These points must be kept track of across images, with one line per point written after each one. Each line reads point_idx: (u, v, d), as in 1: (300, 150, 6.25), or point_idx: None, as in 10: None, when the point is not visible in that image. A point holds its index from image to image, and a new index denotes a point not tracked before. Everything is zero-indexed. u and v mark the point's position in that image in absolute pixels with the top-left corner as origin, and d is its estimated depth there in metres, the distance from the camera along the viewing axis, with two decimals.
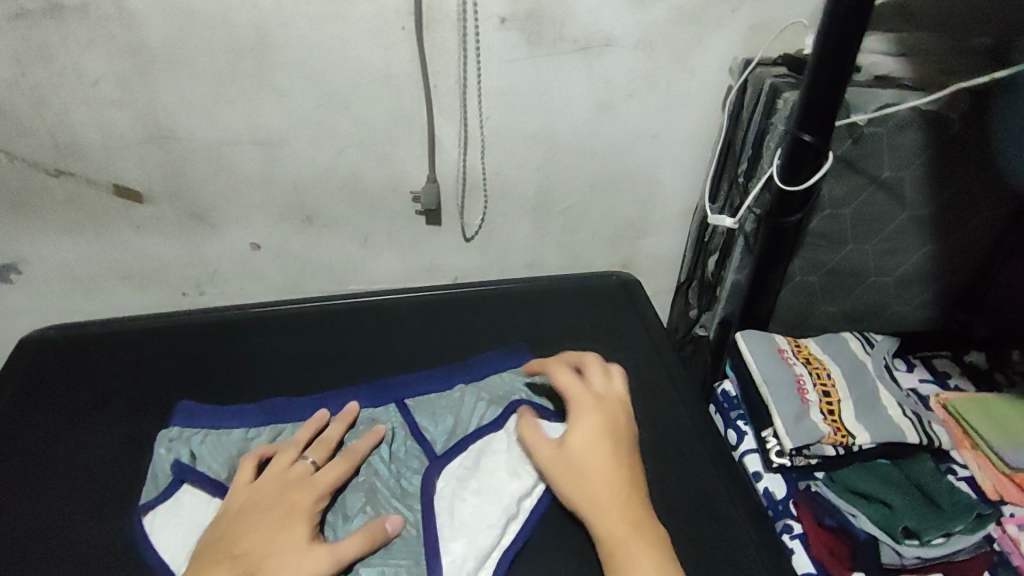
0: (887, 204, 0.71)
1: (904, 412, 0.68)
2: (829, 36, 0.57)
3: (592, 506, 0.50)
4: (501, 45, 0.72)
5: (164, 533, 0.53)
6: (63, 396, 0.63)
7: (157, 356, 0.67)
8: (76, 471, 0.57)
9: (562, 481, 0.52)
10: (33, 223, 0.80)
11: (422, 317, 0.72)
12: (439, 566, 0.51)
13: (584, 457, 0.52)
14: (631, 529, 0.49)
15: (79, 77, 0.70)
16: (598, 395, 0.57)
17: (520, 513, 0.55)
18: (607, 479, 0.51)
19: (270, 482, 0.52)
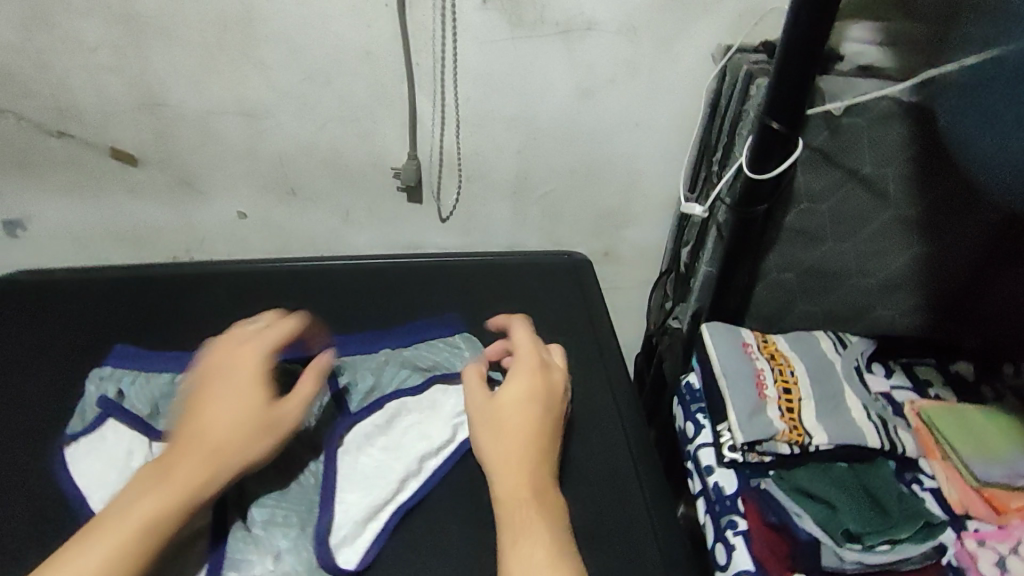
0: (869, 203, 0.69)
1: (868, 415, 0.65)
2: (799, 20, 0.56)
3: (500, 465, 0.52)
4: (481, 25, 0.73)
5: (83, 463, 0.55)
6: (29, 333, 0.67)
7: (122, 304, 0.70)
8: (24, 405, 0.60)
9: (482, 440, 0.54)
10: (34, 181, 0.84)
11: (378, 288, 0.73)
12: (329, 513, 0.52)
13: (510, 414, 0.54)
14: (531, 495, 0.49)
15: (77, 42, 0.74)
16: (541, 362, 0.59)
17: (422, 471, 0.56)
18: (524, 441, 0.52)
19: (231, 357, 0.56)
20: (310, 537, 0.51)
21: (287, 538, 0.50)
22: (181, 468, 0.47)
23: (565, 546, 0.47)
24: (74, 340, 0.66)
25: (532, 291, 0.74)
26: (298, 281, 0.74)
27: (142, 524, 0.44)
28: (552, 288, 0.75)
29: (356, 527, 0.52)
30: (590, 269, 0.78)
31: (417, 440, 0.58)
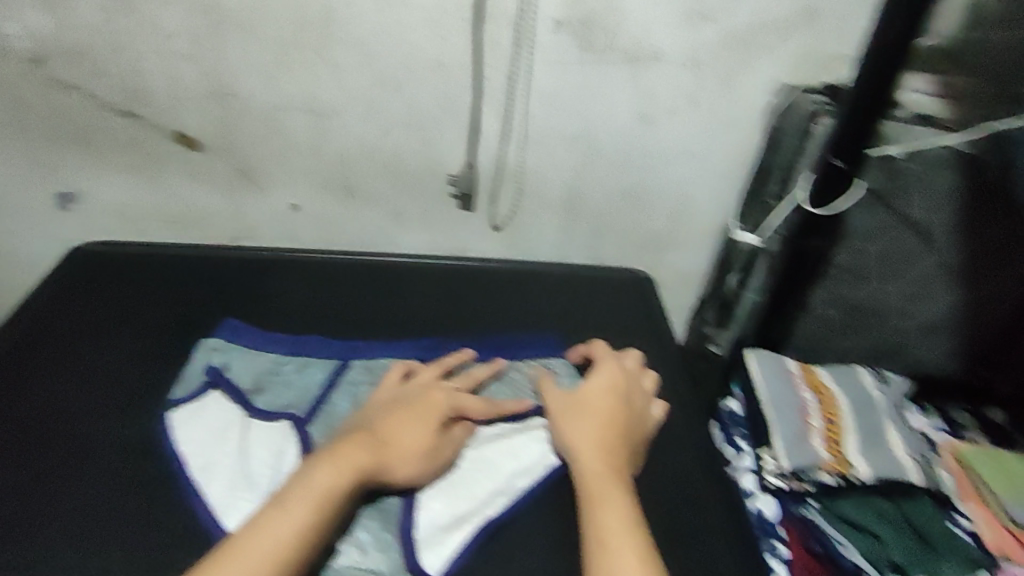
0: (916, 246, 0.71)
1: (908, 452, 0.67)
2: (872, 68, 0.59)
3: (578, 444, 0.54)
4: (553, 47, 0.75)
5: (184, 428, 0.58)
6: (114, 311, 0.70)
7: (205, 292, 0.73)
8: (106, 379, 0.62)
9: (561, 424, 0.56)
10: (94, 159, 0.85)
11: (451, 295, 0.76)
12: (416, 519, 0.53)
13: (588, 404, 0.57)
14: (608, 471, 0.51)
15: (158, 29, 0.75)
16: (623, 366, 0.62)
17: (512, 489, 0.57)
18: (595, 427, 0.55)
19: (413, 385, 0.59)
20: (394, 533, 0.52)
21: (369, 531, 0.52)
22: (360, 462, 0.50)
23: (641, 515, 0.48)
24: (154, 322, 0.69)
25: (596, 305, 0.77)
26: (369, 281, 0.77)
27: (318, 502, 0.46)
28: (615, 304, 0.77)
29: (444, 531, 0.53)
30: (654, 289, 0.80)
31: (506, 454, 0.59)
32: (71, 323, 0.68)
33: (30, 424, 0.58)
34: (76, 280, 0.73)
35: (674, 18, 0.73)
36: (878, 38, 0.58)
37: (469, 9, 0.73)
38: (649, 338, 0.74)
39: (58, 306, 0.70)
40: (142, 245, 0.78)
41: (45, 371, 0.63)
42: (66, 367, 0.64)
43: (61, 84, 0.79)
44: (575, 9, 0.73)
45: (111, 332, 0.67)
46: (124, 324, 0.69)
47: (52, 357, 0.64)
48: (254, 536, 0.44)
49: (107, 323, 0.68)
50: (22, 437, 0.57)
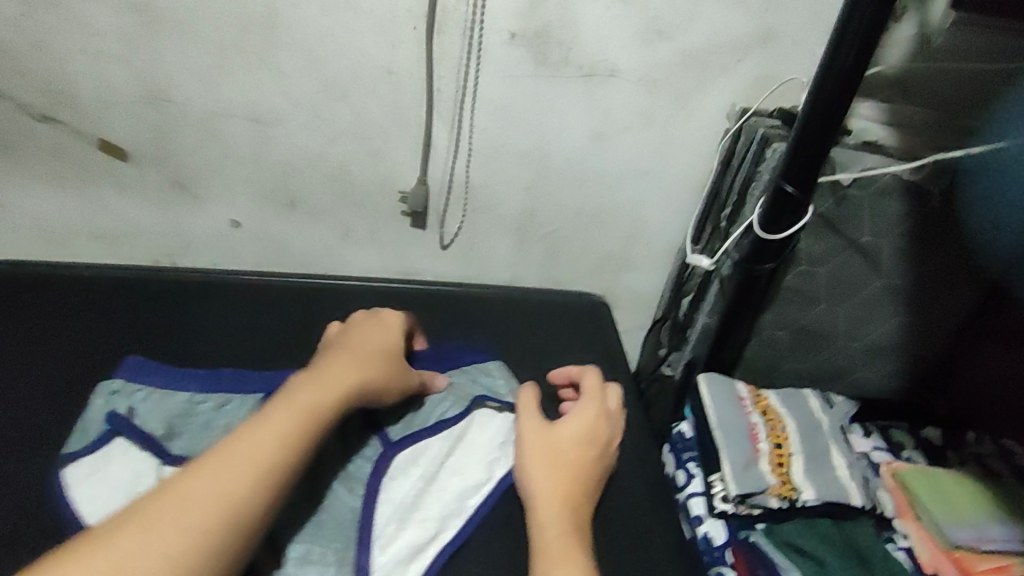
0: (863, 270, 0.72)
1: (851, 475, 0.69)
2: (822, 93, 0.59)
3: (542, 499, 0.52)
4: (506, 60, 0.73)
5: (86, 487, 0.51)
6: (42, 338, 0.66)
7: (138, 318, 0.69)
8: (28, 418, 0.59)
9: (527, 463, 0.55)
10: (13, 165, 0.79)
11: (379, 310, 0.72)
12: (370, 556, 0.50)
13: (559, 454, 0.55)
14: (567, 538, 0.49)
15: (82, 27, 0.70)
16: (604, 407, 0.59)
17: (464, 510, 0.56)
18: (561, 484, 0.53)
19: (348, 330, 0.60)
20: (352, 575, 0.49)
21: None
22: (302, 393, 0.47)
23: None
24: (81, 356, 0.64)
25: (550, 329, 0.76)
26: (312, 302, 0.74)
27: (275, 439, 0.44)
28: (570, 328, 0.77)
29: (400, 566, 0.51)
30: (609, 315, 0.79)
31: (452, 475, 0.57)
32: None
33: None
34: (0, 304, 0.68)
35: (631, 34, 0.72)
36: (830, 60, 0.58)
37: (421, 18, 0.70)
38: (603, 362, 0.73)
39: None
40: (82, 267, 0.74)
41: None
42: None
43: None
44: (529, 22, 0.71)
45: (34, 364, 0.63)
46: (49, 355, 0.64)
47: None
48: (201, 474, 0.41)
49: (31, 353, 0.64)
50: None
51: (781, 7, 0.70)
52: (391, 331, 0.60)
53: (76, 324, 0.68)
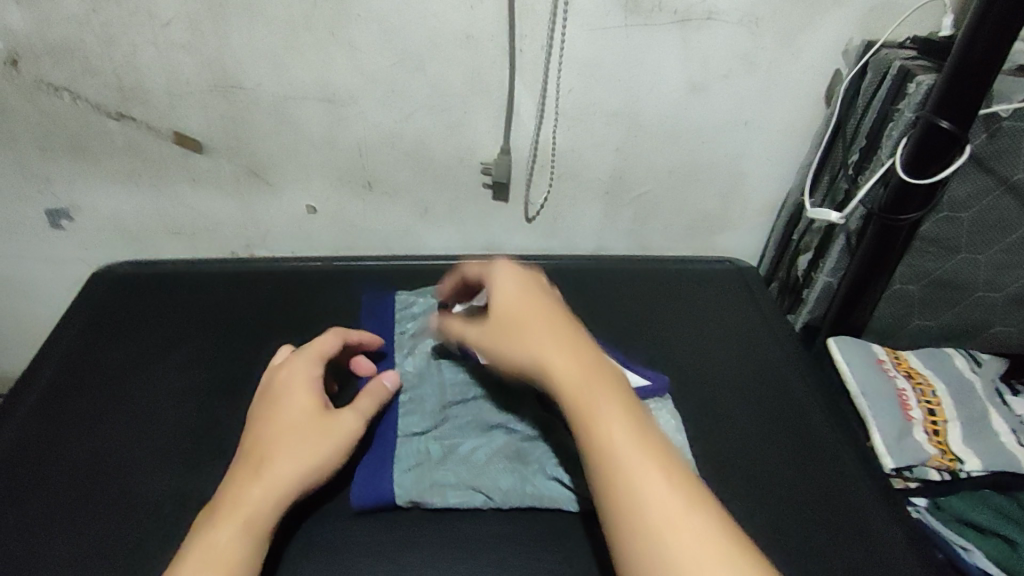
0: (1014, 212, 0.64)
1: (1018, 440, 0.61)
2: (985, 25, 0.51)
3: (568, 390, 0.43)
4: (595, 10, 0.67)
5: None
6: (131, 355, 0.59)
7: (230, 326, 0.62)
8: (133, 437, 0.52)
9: (524, 358, 0.46)
10: (89, 167, 0.77)
11: (420, 310, 0.61)
12: None
13: (521, 318, 0.48)
14: (598, 388, 0.43)
15: (150, 16, 0.66)
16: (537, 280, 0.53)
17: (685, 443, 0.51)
18: (549, 336, 0.46)
19: (302, 439, 0.45)
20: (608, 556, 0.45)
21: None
22: (287, 466, 0.44)
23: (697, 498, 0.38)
24: (167, 353, 0.60)
25: (680, 299, 0.66)
26: (377, 293, 0.66)
27: (247, 515, 0.42)
28: (708, 295, 0.67)
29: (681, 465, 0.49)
30: (752, 275, 0.70)
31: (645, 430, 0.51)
32: (77, 355, 0.59)
33: (55, 484, 0.49)
34: (89, 316, 0.63)
35: None
36: None
37: None
38: (744, 335, 0.63)
39: (65, 349, 0.60)
40: (164, 262, 0.70)
41: (57, 434, 0.53)
42: (82, 427, 0.53)
43: (45, 86, 0.70)
44: None
45: (119, 362, 0.59)
46: (133, 353, 0.60)
47: (71, 405, 0.55)
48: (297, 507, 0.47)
49: (116, 352, 0.60)
50: (43, 509, 0.47)
51: None
52: (328, 431, 0.46)
53: (167, 322, 0.63)
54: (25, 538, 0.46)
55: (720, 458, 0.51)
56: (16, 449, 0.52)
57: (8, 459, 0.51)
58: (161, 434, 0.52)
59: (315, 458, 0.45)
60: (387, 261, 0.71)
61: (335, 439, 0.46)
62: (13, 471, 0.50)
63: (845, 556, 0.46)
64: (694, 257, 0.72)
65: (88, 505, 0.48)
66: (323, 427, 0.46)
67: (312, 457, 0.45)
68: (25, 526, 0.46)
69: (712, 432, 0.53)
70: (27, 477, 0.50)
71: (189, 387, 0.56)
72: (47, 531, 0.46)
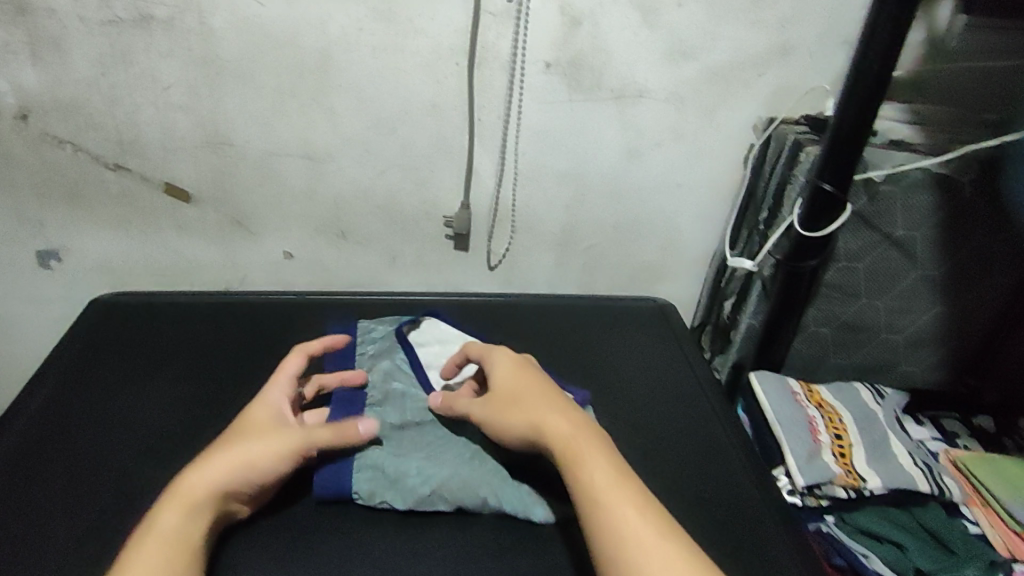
0: (900, 262, 0.74)
1: (914, 461, 0.69)
2: (849, 106, 0.62)
3: (566, 448, 0.49)
4: (543, 87, 0.78)
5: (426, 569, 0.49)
6: (119, 374, 0.65)
7: (209, 350, 0.69)
8: (120, 446, 0.58)
9: (511, 417, 0.53)
10: (83, 213, 0.84)
11: (380, 335, 0.68)
12: None
13: (518, 386, 0.55)
14: (592, 445, 0.49)
15: (154, 81, 0.75)
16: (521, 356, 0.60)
17: None
18: (544, 403, 0.53)
19: (248, 444, 0.50)
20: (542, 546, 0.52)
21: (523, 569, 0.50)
22: (225, 457, 0.48)
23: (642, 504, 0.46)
24: (151, 373, 0.66)
25: (619, 334, 0.75)
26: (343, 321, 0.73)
27: (186, 498, 0.46)
28: (642, 329, 0.76)
29: None
30: (673, 313, 0.79)
31: None
32: (68, 376, 0.65)
33: (46, 484, 0.54)
34: (81, 341, 0.69)
35: (657, 57, 0.77)
36: (857, 71, 0.61)
37: (463, 53, 0.75)
38: (671, 362, 0.71)
39: (56, 371, 0.65)
40: (150, 296, 0.76)
41: (50, 445, 0.58)
42: (72, 437, 0.58)
43: (50, 139, 0.78)
44: (563, 51, 0.75)
45: (106, 381, 0.64)
46: (119, 373, 0.65)
47: (61, 418, 0.60)
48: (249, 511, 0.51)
49: (103, 372, 0.65)
50: (35, 507, 0.52)
51: (797, 23, 0.75)
52: (275, 441, 0.50)
53: (150, 347, 0.69)
54: (16, 531, 0.50)
55: (646, 464, 0.59)
56: (10, 456, 0.56)
57: (6, 464, 0.56)
58: (144, 442, 0.58)
59: (256, 460, 0.49)
60: (356, 300, 0.78)
61: (277, 447, 0.50)
62: (8, 475, 0.55)
63: (751, 548, 0.53)
64: (627, 296, 0.81)
65: (77, 501, 0.53)
66: (273, 432, 0.51)
67: (254, 458, 0.49)
68: (20, 519, 0.51)
69: (638, 445, 0.60)
70: (20, 479, 0.54)
71: (171, 403, 0.62)
72: (38, 525, 0.51)
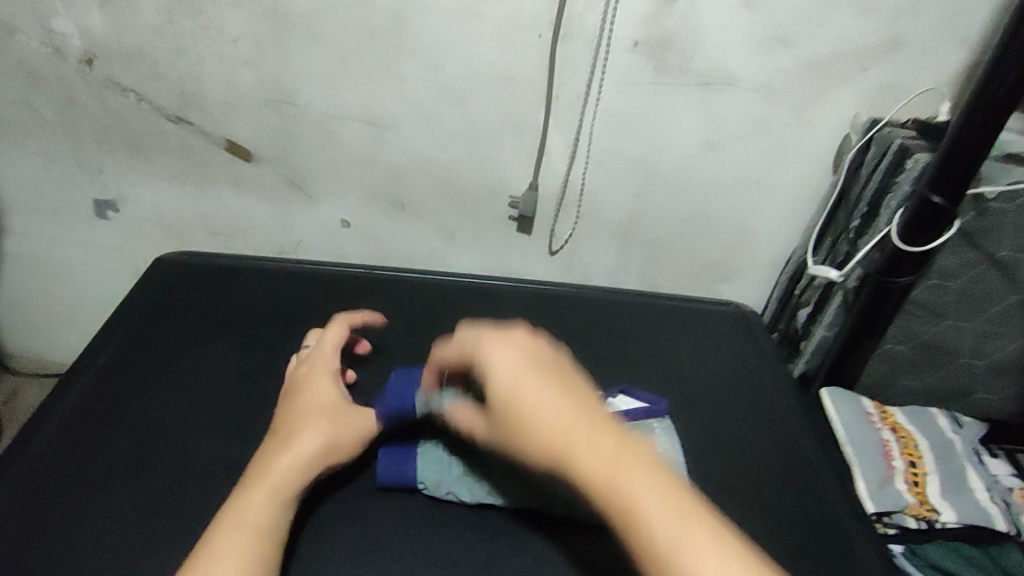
0: (998, 285, 0.69)
1: (991, 498, 0.65)
2: (974, 117, 0.57)
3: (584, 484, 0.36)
4: (626, 67, 0.73)
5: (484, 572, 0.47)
6: (182, 342, 0.64)
7: (272, 324, 0.67)
8: (180, 416, 0.56)
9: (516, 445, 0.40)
10: (141, 163, 0.82)
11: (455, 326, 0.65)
12: None
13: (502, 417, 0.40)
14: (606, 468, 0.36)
15: (221, 34, 0.72)
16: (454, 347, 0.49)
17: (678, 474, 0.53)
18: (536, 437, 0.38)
19: (327, 426, 0.51)
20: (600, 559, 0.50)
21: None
22: (308, 438, 0.50)
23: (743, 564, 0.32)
24: (212, 343, 0.64)
25: (686, 335, 0.71)
26: (407, 303, 0.71)
27: (276, 486, 0.47)
28: (717, 335, 0.72)
29: None
30: (754, 317, 0.74)
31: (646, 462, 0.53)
32: (132, 339, 0.64)
33: (106, 451, 0.53)
34: (143, 302, 0.68)
35: (753, 43, 0.71)
36: (989, 80, 0.56)
37: (546, 25, 0.70)
38: (745, 372, 0.67)
39: (122, 333, 0.65)
40: (211, 259, 0.75)
41: (110, 410, 0.57)
42: (133, 405, 0.57)
43: (113, 86, 0.76)
44: (653, 29, 0.70)
45: (168, 347, 0.63)
46: (182, 341, 0.64)
47: (121, 383, 0.59)
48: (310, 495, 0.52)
49: (166, 338, 0.64)
50: (95, 476, 0.51)
51: (913, 16, 0.69)
52: (349, 424, 0.52)
53: (214, 316, 0.67)
54: (77, 502, 0.49)
55: (714, 480, 0.56)
56: (74, 418, 0.56)
57: (70, 426, 0.55)
58: (203, 416, 0.56)
59: (337, 444, 0.51)
60: (416, 280, 0.76)
61: (353, 432, 0.52)
62: (68, 440, 0.54)
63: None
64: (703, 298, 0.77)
65: (136, 474, 0.51)
66: (343, 410, 0.53)
67: (337, 440, 0.51)
68: (82, 488, 0.50)
69: (702, 457, 0.57)
70: (81, 445, 0.54)
71: (232, 377, 0.60)
72: (100, 495, 0.50)
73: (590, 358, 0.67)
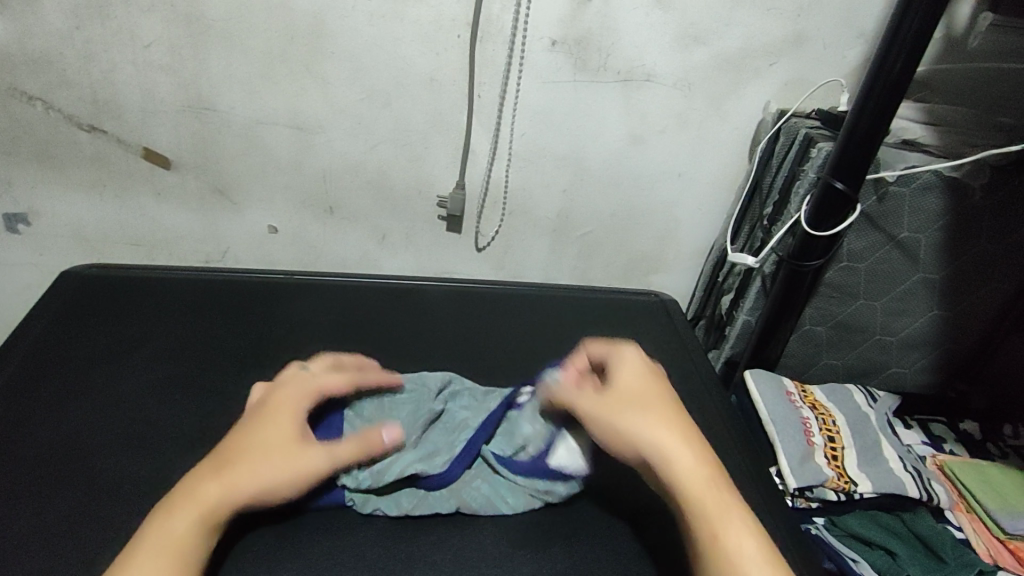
0: (902, 265, 0.73)
1: (904, 466, 0.69)
2: (866, 107, 0.60)
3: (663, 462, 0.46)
4: (547, 66, 0.74)
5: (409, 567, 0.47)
6: (100, 354, 0.62)
7: (195, 334, 0.66)
8: (95, 429, 0.55)
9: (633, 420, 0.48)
10: (54, 175, 0.79)
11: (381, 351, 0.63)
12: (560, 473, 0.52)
13: (631, 388, 0.51)
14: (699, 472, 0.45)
15: (133, 39, 0.70)
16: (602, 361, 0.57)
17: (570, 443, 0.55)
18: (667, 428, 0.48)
19: (274, 460, 0.46)
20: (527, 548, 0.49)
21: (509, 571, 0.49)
22: (251, 471, 0.45)
23: (749, 521, 0.43)
24: (132, 355, 0.62)
25: (614, 325, 0.73)
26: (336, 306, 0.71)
27: (209, 513, 0.43)
28: (643, 324, 0.74)
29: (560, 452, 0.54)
30: (676, 309, 0.77)
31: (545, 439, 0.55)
32: (45, 353, 0.62)
33: (15, 465, 0.51)
34: (52, 318, 0.66)
35: (667, 40, 0.73)
36: (879, 69, 0.58)
37: (465, 26, 0.71)
38: (670, 359, 0.70)
39: (35, 348, 0.62)
40: (131, 271, 0.73)
41: (20, 426, 0.55)
42: (45, 419, 0.55)
43: (19, 95, 0.73)
44: (570, 29, 0.72)
45: (84, 361, 0.61)
46: (98, 354, 0.62)
47: (32, 398, 0.57)
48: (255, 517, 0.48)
49: (82, 351, 0.62)
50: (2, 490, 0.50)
51: (814, 12, 0.72)
52: (301, 461, 0.47)
53: (134, 328, 0.66)
54: None
55: None
56: None
57: None
58: (122, 428, 0.55)
59: (282, 482, 0.46)
60: (347, 282, 0.76)
61: (305, 471, 0.47)
62: None
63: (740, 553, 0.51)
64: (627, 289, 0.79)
65: (48, 487, 0.50)
66: (299, 442, 0.48)
67: (281, 479, 0.46)
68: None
69: None
70: None
71: (153, 388, 0.59)
72: (7, 513, 0.48)
73: (521, 352, 0.68)
